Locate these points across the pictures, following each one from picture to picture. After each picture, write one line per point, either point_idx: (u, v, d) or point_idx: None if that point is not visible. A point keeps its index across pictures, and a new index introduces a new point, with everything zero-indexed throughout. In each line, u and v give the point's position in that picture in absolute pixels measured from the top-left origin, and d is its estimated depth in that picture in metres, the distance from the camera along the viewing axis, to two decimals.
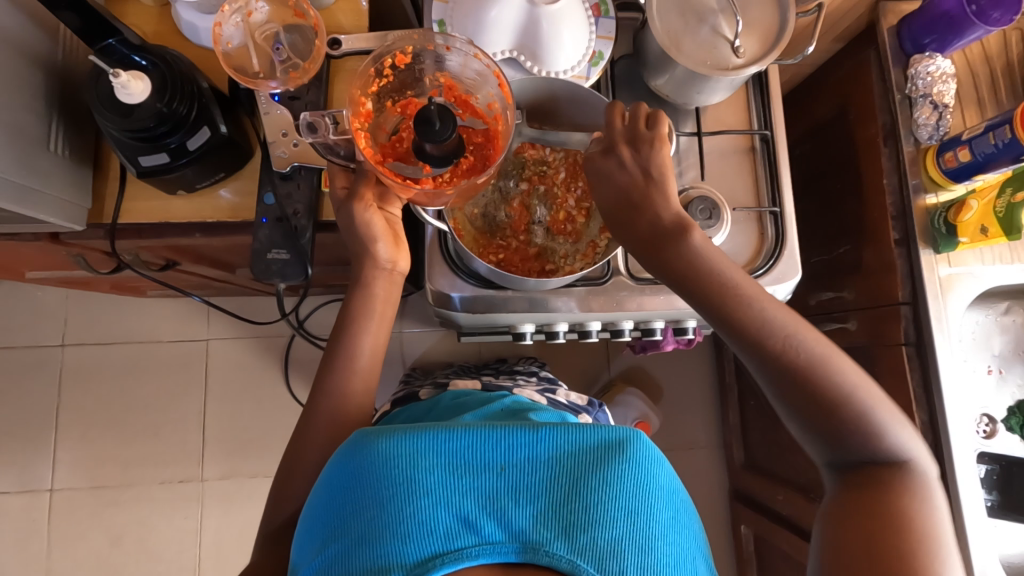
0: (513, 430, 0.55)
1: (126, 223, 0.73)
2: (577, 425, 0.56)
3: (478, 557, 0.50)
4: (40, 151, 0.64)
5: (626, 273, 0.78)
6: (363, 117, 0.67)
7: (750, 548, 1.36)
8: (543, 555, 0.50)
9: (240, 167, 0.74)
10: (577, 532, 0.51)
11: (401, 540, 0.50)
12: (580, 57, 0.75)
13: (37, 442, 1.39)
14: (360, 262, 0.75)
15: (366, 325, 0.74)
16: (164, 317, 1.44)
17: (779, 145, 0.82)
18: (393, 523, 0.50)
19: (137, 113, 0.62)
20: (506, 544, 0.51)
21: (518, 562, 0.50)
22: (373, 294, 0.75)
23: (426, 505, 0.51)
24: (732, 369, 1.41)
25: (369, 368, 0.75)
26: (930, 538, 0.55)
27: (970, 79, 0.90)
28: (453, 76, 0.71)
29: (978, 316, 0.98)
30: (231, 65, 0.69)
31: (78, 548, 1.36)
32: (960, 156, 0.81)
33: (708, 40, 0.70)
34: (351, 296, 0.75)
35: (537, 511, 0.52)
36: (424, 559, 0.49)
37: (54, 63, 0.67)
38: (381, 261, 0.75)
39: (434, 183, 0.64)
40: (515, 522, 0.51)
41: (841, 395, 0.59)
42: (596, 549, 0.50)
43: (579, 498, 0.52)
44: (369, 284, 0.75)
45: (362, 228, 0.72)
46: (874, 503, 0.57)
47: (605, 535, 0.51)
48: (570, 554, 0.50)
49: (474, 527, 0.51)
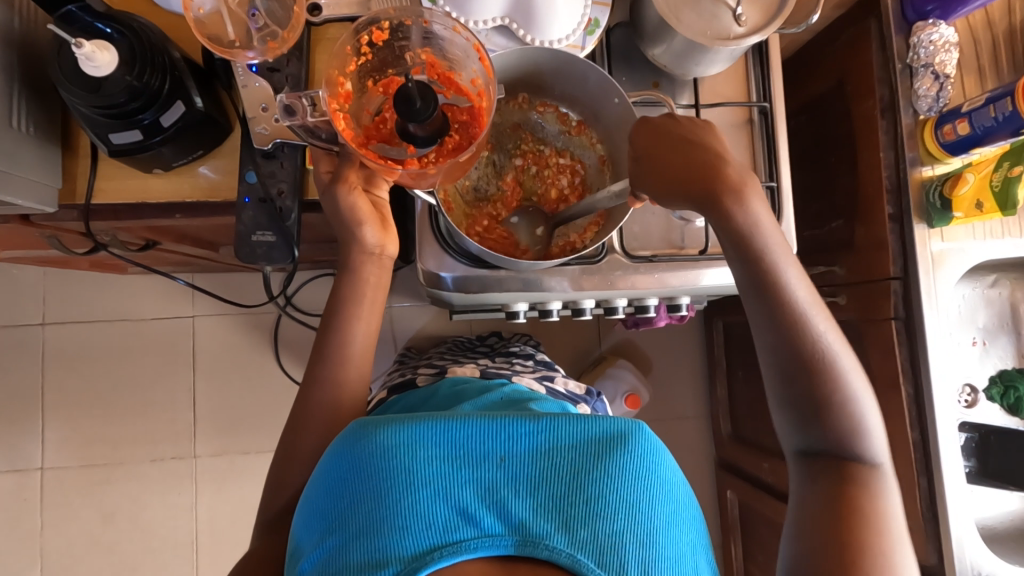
0: (513, 422, 0.55)
1: (100, 204, 0.70)
2: (578, 417, 0.56)
3: (476, 550, 0.50)
4: (2, 129, 0.60)
5: (621, 251, 0.77)
6: (342, 97, 0.65)
7: (734, 512, 1.40)
8: (542, 549, 0.50)
9: (219, 144, 0.71)
10: (576, 526, 0.51)
11: (399, 533, 0.50)
12: (576, 26, 0.71)
13: (22, 423, 1.37)
14: (348, 248, 0.73)
15: (357, 310, 0.73)
16: (147, 295, 1.41)
17: (778, 118, 0.80)
18: (392, 516, 0.51)
19: (106, 87, 0.58)
20: (504, 537, 0.51)
21: (516, 555, 0.51)
22: (363, 279, 0.73)
23: (425, 497, 0.52)
24: (721, 341, 1.42)
25: (364, 351, 0.74)
26: (883, 532, 0.58)
27: (971, 48, 0.87)
28: (434, 52, 0.68)
29: (966, 289, 0.99)
30: (205, 33, 0.64)
31: (72, 525, 1.36)
32: (959, 129, 0.81)
33: (709, 8, 0.67)
34: (341, 282, 0.73)
35: (537, 504, 0.52)
36: (422, 552, 0.50)
37: (12, 32, 0.62)
38: (370, 245, 0.73)
39: (419, 163, 0.61)
40: (514, 515, 0.52)
41: (837, 389, 0.61)
42: (594, 544, 0.50)
43: (579, 491, 0.53)
44: (360, 269, 0.73)
45: (348, 213, 0.70)
46: (842, 497, 0.60)
47: (606, 529, 0.51)
48: (569, 548, 0.50)
49: (473, 520, 0.51)
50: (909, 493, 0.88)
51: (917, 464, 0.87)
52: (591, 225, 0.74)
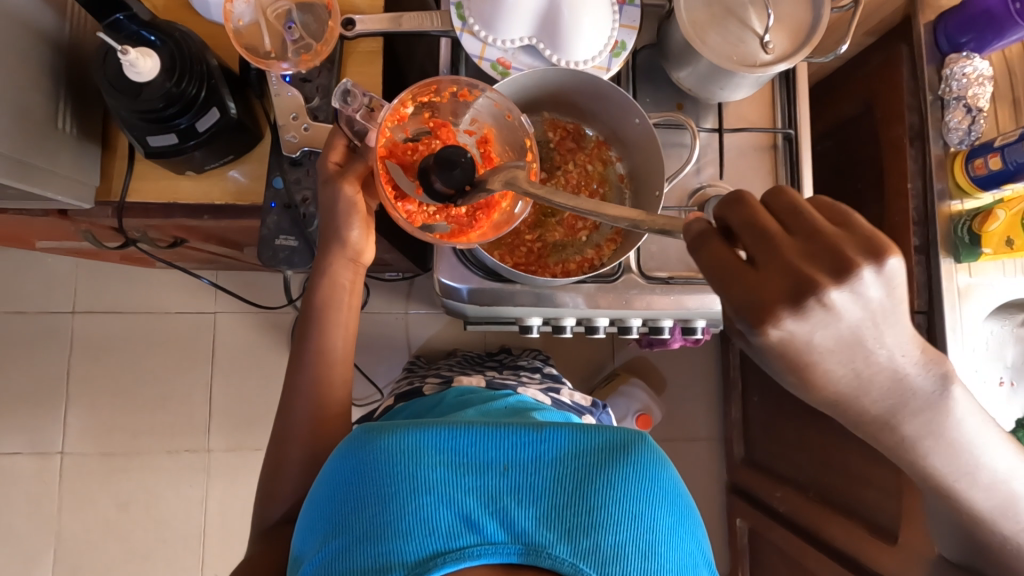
0: (515, 431, 0.57)
1: (134, 203, 0.73)
2: (580, 428, 0.58)
3: (479, 556, 0.50)
4: (48, 129, 0.64)
5: (637, 271, 0.77)
6: (397, 117, 0.65)
7: (744, 541, 1.39)
8: (544, 559, 0.50)
9: (249, 150, 0.73)
10: (579, 536, 0.51)
11: (401, 537, 0.50)
12: (602, 48, 0.72)
13: (47, 407, 1.41)
14: (327, 246, 0.71)
15: (335, 316, 0.74)
16: (172, 289, 1.45)
17: (802, 145, 0.79)
18: (395, 520, 0.51)
19: (147, 92, 0.61)
20: (507, 545, 0.51)
21: (519, 563, 0.50)
22: (337, 283, 0.73)
23: (428, 502, 0.52)
24: (737, 365, 1.40)
25: (343, 355, 0.75)
26: None
27: (1005, 79, 0.86)
28: (494, 131, 0.69)
29: (995, 326, 0.96)
30: (242, 44, 0.67)
31: (87, 510, 1.40)
32: (990, 164, 0.79)
33: (737, 34, 0.68)
34: (310, 305, 0.74)
35: (539, 512, 0.53)
36: (425, 558, 0.50)
37: (62, 38, 0.65)
38: (350, 248, 0.72)
39: (416, 208, 0.62)
40: (517, 523, 0.52)
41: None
42: (598, 554, 0.50)
43: (581, 501, 0.53)
44: (335, 272, 0.72)
45: (342, 211, 0.69)
46: None
47: (609, 539, 0.51)
48: (572, 558, 0.50)
49: (474, 526, 0.51)
50: (928, 536, 0.85)
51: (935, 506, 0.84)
52: (607, 243, 0.76)
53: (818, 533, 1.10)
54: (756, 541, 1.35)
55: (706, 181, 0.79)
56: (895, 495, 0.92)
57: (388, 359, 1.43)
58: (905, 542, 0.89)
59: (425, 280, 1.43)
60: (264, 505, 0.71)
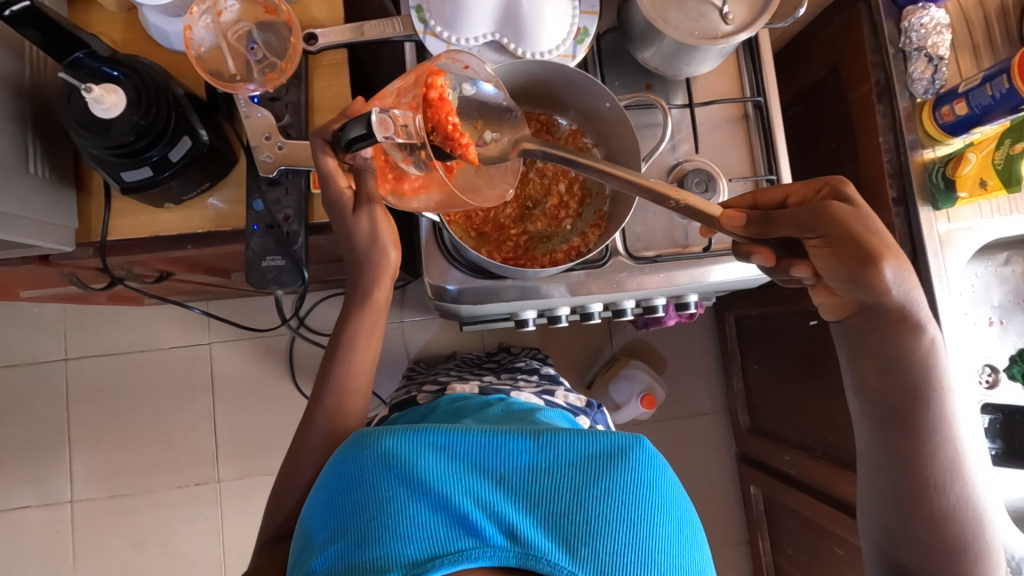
0: (512, 438, 0.58)
1: (115, 240, 0.72)
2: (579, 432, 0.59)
3: (477, 559, 0.50)
4: (19, 174, 0.63)
5: (625, 253, 0.78)
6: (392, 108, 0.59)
7: (759, 507, 1.40)
8: (543, 564, 0.51)
9: (225, 175, 0.73)
10: (578, 543, 0.52)
11: (400, 540, 0.51)
12: (565, 36, 0.73)
13: (50, 458, 1.40)
14: (360, 268, 0.73)
15: (355, 340, 0.74)
16: (164, 324, 1.44)
17: (773, 111, 0.80)
18: (393, 524, 0.52)
19: (115, 127, 0.61)
20: (506, 549, 0.51)
21: (517, 568, 0.51)
22: (376, 301, 0.75)
23: (425, 505, 0.53)
24: (734, 335, 1.42)
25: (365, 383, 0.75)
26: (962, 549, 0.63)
27: (964, 26, 0.87)
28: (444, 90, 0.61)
29: (979, 269, 0.98)
30: (206, 70, 0.68)
31: (104, 554, 1.38)
32: (957, 110, 0.81)
33: (696, 9, 0.68)
34: (342, 329, 0.75)
35: (538, 518, 0.53)
36: (423, 559, 0.50)
37: (24, 81, 0.65)
38: (390, 265, 0.74)
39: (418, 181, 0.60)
40: (516, 529, 0.52)
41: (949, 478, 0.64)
42: (596, 561, 0.51)
43: (582, 506, 0.54)
44: (370, 291, 0.74)
45: (380, 232, 0.71)
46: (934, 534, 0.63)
47: (607, 545, 0.52)
48: (572, 565, 0.51)
49: (472, 530, 0.52)
50: None
51: None
52: (591, 229, 0.76)
53: (830, 490, 1.11)
54: (771, 506, 1.36)
55: (682, 157, 0.80)
56: None
57: (388, 369, 1.43)
58: None
59: (416, 287, 1.43)
60: (276, 524, 0.71)
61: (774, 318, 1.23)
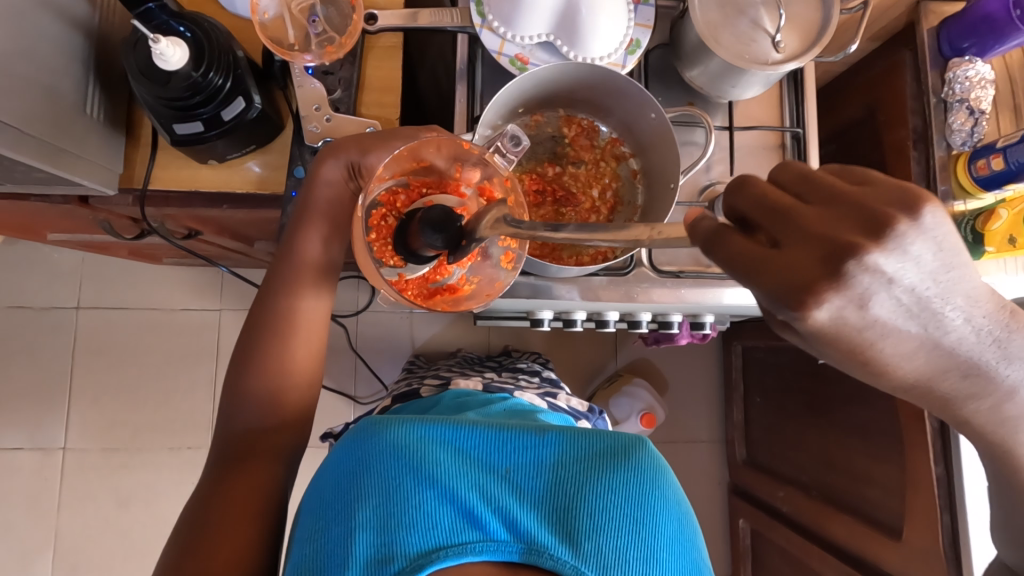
0: (520, 434, 0.58)
1: (154, 190, 0.74)
2: (582, 433, 0.59)
3: (482, 553, 0.51)
4: (77, 114, 0.65)
5: (649, 264, 0.78)
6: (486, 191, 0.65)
7: (745, 542, 1.39)
8: (546, 559, 0.51)
9: (270, 141, 0.74)
10: (581, 539, 0.52)
11: (405, 529, 0.51)
12: (617, 45, 0.74)
13: (49, 404, 1.41)
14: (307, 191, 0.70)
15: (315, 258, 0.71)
16: (178, 285, 1.45)
17: (810, 144, 0.81)
18: (399, 512, 0.52)
19: (174, 81, 0.62)
20: (510, 543, 0.51)
21: (520, 562, 0.51)
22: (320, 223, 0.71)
23: (432, 495, 0.53)
24: (739, 366, 1.42)
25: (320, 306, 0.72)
26: None
27: (1006, 85, 0.88)
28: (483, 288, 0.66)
29: None
30: (267, 36, 0.69)
31: (89, 507, 1.39)
32: (993, 164, 0.80)
33: (748, 32, 0.70)
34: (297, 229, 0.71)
35: (542, 514, 0.54)
36: (427, 550, 0.50)
37: (92, 25, 0.67)
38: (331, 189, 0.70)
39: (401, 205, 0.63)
40: (519, 523, 0.52)
41: None
42: (600, 557, 0.51)
43: (584, 502, 0.54)
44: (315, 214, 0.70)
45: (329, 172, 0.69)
46: None
47: (610, 543, 0.52)
48: (574, 560, 0.51)
49: (476, 522, 0.52)
50: (929, 530, 0.85)
51: (939, 500, 0.84)
52: None
53: (822, 533, 1.10)
54: (758, 541, 1.36)
55: (715, 179, 0.81)
56: (900, 493, 0.92)
57: (392, 357, 1.44)
58: (908, 537, 0.89)
59: None
60: None
61: (781, 352, 1.24)
